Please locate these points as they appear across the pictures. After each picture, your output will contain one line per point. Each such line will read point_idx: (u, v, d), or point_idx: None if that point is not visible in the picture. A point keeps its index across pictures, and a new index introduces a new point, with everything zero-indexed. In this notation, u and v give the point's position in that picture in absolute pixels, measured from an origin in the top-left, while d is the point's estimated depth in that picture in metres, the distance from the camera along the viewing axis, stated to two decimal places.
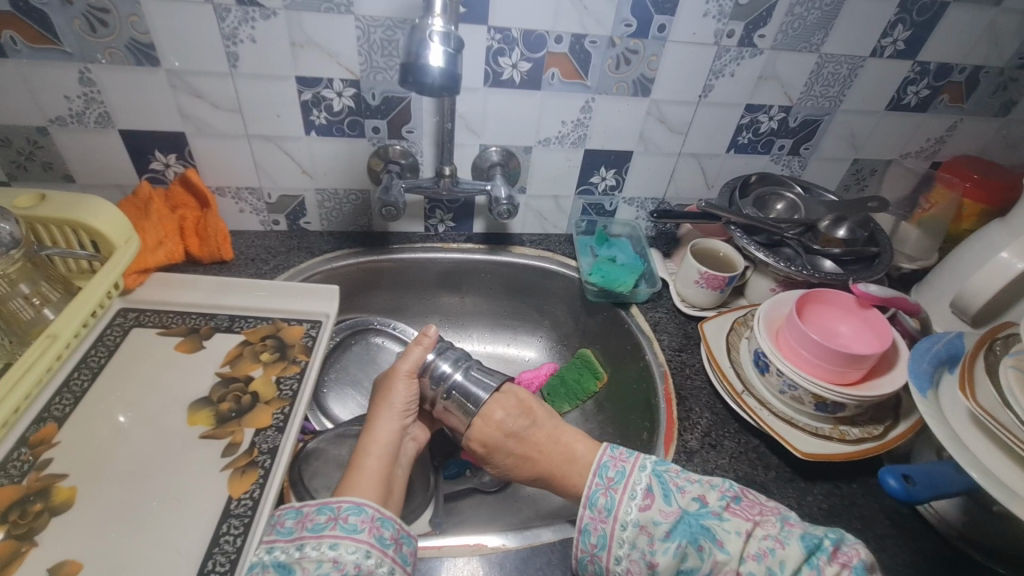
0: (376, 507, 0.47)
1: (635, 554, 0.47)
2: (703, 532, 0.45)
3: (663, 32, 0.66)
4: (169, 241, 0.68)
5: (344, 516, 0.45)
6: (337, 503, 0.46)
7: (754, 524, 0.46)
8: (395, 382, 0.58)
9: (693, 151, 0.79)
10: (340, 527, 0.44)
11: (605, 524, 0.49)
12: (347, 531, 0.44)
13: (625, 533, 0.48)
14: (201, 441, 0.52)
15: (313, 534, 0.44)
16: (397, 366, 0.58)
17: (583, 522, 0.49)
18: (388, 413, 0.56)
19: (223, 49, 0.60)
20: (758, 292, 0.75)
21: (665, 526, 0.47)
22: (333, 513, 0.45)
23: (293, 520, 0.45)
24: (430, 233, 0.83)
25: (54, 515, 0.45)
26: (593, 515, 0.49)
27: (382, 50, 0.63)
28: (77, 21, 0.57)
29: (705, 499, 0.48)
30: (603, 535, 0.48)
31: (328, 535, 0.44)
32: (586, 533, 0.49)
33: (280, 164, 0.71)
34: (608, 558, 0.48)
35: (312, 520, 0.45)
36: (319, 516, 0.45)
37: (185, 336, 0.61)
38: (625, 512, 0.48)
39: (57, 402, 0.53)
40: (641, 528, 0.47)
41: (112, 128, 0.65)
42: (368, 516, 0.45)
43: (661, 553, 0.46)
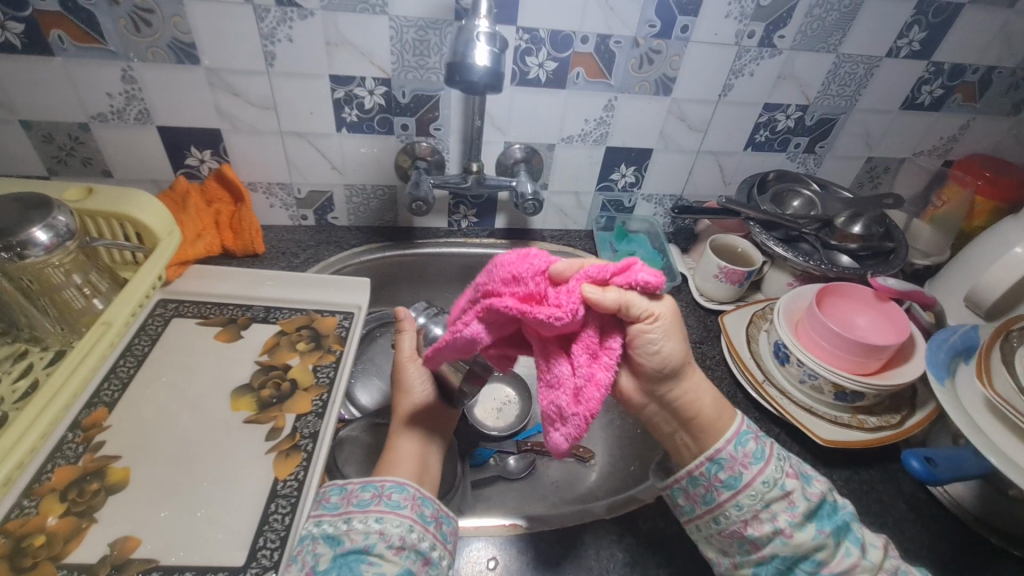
0: (417, 486, 0.48)
1: (764, 513, 0.44)
2: (845, 531, 0.44)
3: (686, 32, 0.68)
4: (207, 234, 0.70)
5: (388, 493, 0.47)
6: (379, 482, 0.48)
7: (884, 541, 0.45)
8: (402, 368, 0.58)
9: (711, 149, 0.80)
10: (384, 504, 0.46)
11: (745, 469, 0.45)
12: (391, 507, 0.46)
13: (766, 490, 0.44)
14: (245, 425, 0.54)
15: (359, 509, 0.45)
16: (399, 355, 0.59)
17: (720, 453, 0.46)
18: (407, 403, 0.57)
19: (261, 49, 0.62)
20: (775, 286, 0.77)
21: (810, 504, 0.44)
22: (377, 491, 0.47)
23: (337, 496, 0.47)
24: (454, 228, 0.85)
25: (110, 494, 0.47)
26: (736, 454, 0.45)
27: (415, 49, 0.65)
28: (123, 20, 0.59)
29: (843, 502, 0.46)
30: (738, 478, 0.45)
31: (373, 510, 0.45)
32: (718, 464, 0.45)
33: (311, 160, 0.73)
34: (730, 498, 0.45)
35: (357, 496, 0.46)
36: (364, 493, 0.47)
37: (223, 326, 0.63)
38: (771, 471, 0.45)
39: (106, 388, 0.55)
40: (784, 494, 0.44)
41: (151, 124, 0.67)
42: (409, 494, 0.47)
43: (800, 529, 0.43)
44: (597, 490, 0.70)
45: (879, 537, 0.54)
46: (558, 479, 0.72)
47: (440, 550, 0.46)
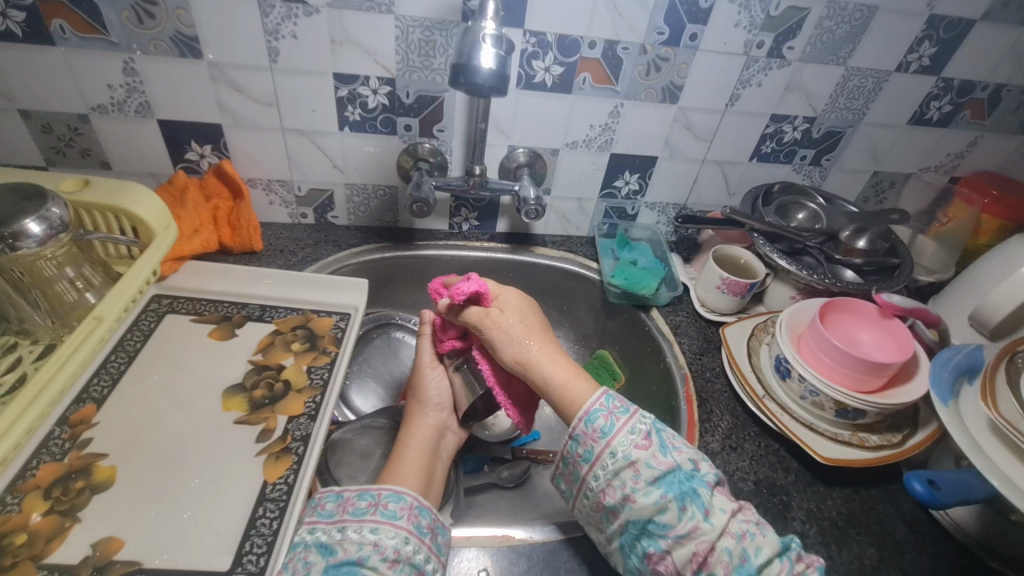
0: (414, 496, 0.47)
1: (616, 482, 0.48)
2: (691, 496, 0.45)
3: (695, 41, 0.67)
4: (204, 230, 0.69)
5: (384, 502, 0.46)
6: (377, 490, 0.47)
7: (737, 506, 0.46)
8: (421, 376, 0.61)
9: (717, 158, 0.80)
10: (380, 513, 0.45)
11: (596, 443, 0.49)
12: (387, 517, 0.45)
13: (613, 461, 0.48)
14: (236, 426, 0.53)
15: (354, 518, 0.45)
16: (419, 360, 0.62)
17: (575, 431, 0.50)
18: (423, 411, 0.59)
19: (265, 44, 0.62)
20: (777, 299, 0.76)
21: (655, 471, 0.46)
22: (373, 500, 0.46)
23: (334, 503, 0.46)
24: (454, 231, 0.84)
25: (95, 493, 0.46)
26: (588, 429, 0.50)
27: (420, 50, 0.64)
28: (126, 12, 0.58)
29: (699, 468, 0.48)
30: (591, 451, 0.49)
31: (368, 520, 0.45)
32: (576, 441, 0.50)
33: (312, 158, 0.72)
34: (589, 470, 0.49)
35: (353, 505, 0.46)
36: (360, 501, 0.46)
37: (217, 323, 0.63)
38: (618, 444, 0.48)
39: (95, 384, 0.54)
40: (630, 464, 0.47)
41: (152, 118, 0.66)
42: (406, 503, 0.46)
43: (642, 494, 0.46)
44: None
45: (878, 559, 0.53)
46: (552, 488, 0.71)
47: (434, 563, 0.45)
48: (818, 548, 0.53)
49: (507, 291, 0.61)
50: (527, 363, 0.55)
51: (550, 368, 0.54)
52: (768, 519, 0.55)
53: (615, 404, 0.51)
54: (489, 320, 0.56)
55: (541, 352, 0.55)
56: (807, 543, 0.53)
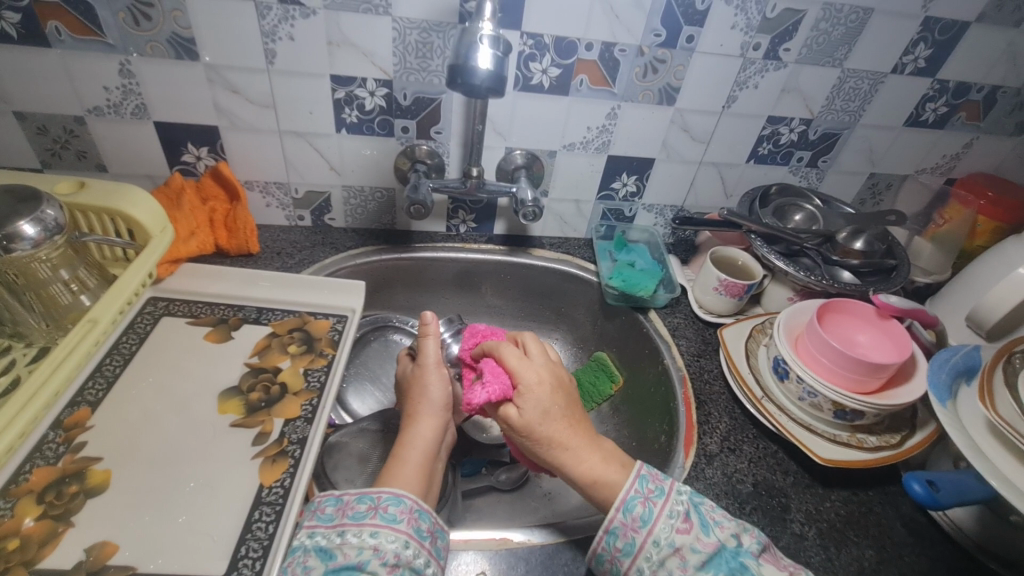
0: (413, 499, 0.47)
1: (662, 573, 0.45)
2: (742, 569, 0.44)
3: (692, 43, 0.67)
4: (200, 232, 0.69)
5: (384, 505, 0.45)
6: (376, 493, 0.46)
7: (789, 574, 0.44)
8: (428, 377, 0.59)
9: (714, 160, 0.80)
10: (380, 517, 0.45)
11: (637, 533, 0.46)
12: (387, 521, 0.44)
13: (657, 550, 0.46)
14: (231, 429, 0.53)
15: (354, 522, 0.44)
16: (425, 360, 0.60)
17: (612, 523, 0.47)
18: (429, 410, 0.57)
19: (262, 46, 0.62)
20: (775, 301, 0.76)
21: (702, 556, 0.45)
22: (373, 503, 0.45)
23: (333, 507, 0.46)
24: (452, 233, 0.84)
25: (89, 497, 0.46)
26: (626, 520, 0.47)
27: (417, 52, 0.64)
28: (122, 14, 0.58)
29: (742, 536, 0.46)
30: (632, 543, 0.47)
31: (368, 523, 0.44)
32: (613, 535, 0.47)
33: (309, 160, 0.72)
34: (631, 564, 0.46)
35: (353, 508, 0.45)
36: (360, 505, 0.45)
37: (213, 326, 0.62)
38: (660, 530, 0.46)
39: (90, 387, 0.54)
40: (675, 551, 0.45)
41: (148, 120, 0.66)
42: (406, 507, 0.46)
43: None
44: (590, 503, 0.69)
45: (877, 561, 0.52)
46: (550, 491, 0.71)
47: (434, 567, 0.45)
48: (817, 550, 0.53)
49: (531, 368, 0.52)
50: (552, 460, 0.51)
51: (575, 463, 0.50)
52: (766, 522, 0.54)
53: (649, 485, 0.49)
54: (515, 426, 0.51)
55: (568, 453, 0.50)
56: (806, 545, 0.53)
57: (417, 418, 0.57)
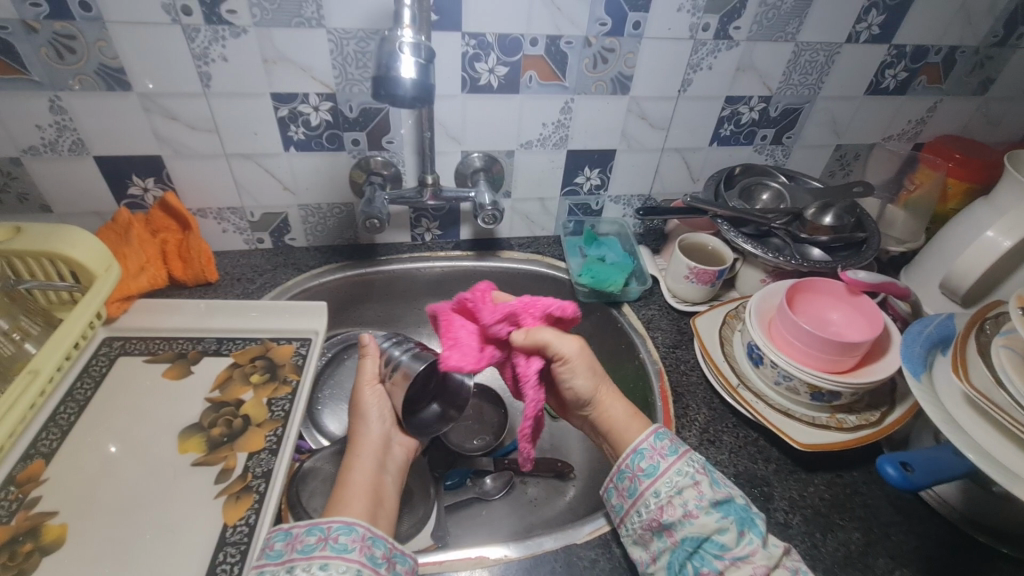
0: (366, 525, 0.45)
1: (677, 500, 0.46)
2: (749, 522, 0.45)
3: (639, 29, 0.65)
4: (151, 267, 0.67)
5: (334, 536, 0.44)
6: (326, 523, 0.45)
7: (788, 546, 0.45)
8: (363, 396, 0.58)
9: (676, 146, 0.78)
10: (330, 548, 0.43)
11: (663, 459, 0.49)
12: (338, 551, 0.43)
13: (679, 478, 0.47)
14: (193, 468, 0.52)
15: (303, 556, 0.42)
16: (359, 380, 0.59)
17: (641, 444, 0.50)
18: (364, 428, 0.56)
19: (195, 70, 0.60)
20: (749, 284, 0.75)
21: (717, 495, 0.46)
22: (322, 534, 0.44)
23: (282, 542, 0.44)
24: (418, 242, 0.82)
25: (45, 555, 0.44)
26: (656, 444, 0.50)
27: (357, 62, 0.62)
28: (44, 48, 0.55)
29: (756, 503, 0.47)
30: (656, 466, 0.48)
31: (318, 556, 0.42)
32: (640, 454, 0.49)
33: (261, 181, 0.70)
34: (650, 485, 0.48)
35: (302, 541, 0.44)
36: (309, 537, 0.44)
37: (172, 362, 0.61)
38: (684, 463, 0.48)
39: (43, 438, 0.52)
40: (693, 483, 0.46)
41: (87, 155, 0.64)
42: (358, 535, 0.44)
43: (704, 513, 0.45)
44: (577, 505, 0.68)
45: (864, 543, 0.52)
46: (537, 496, 0.70)
47: None
48: (802, 538, 0.52)
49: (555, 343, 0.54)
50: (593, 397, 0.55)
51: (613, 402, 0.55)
52: None
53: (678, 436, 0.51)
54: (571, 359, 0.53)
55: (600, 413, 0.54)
56: (791, 534, 0.52)
57: (357, 435, 0.56)
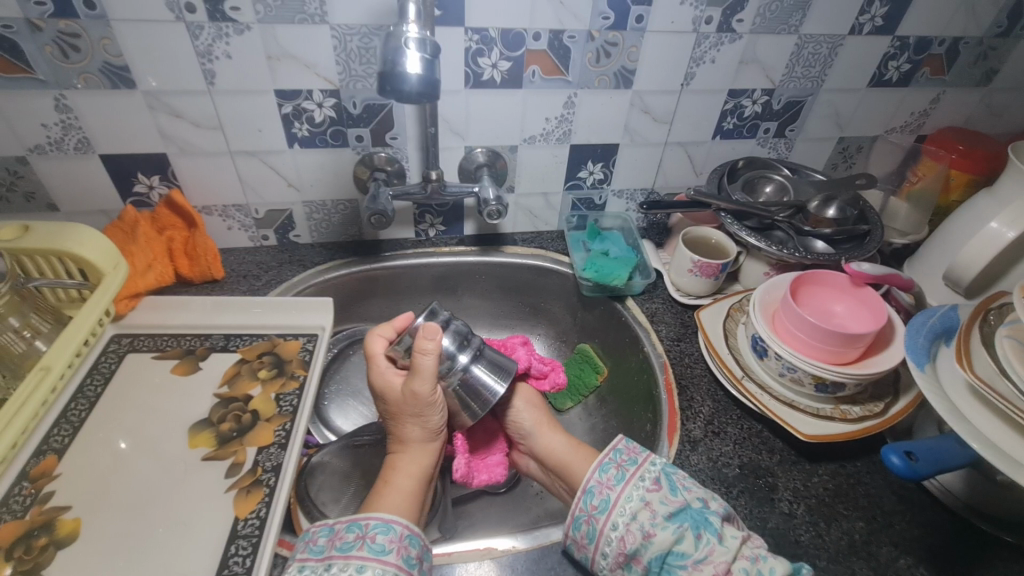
0: (403, 525, 0.46)
1: (634, 523, 0.47)
2: (704, 523, 0.46)
3: (642, 22, 0.65)
4: (158, 264, 0.68)
5: (372, 534, 0.45)
6: (364, 521, 0.46)
7: (747, 534, 0.46)
8: (420, 405, 0.53)
9: (679, 140, 0.79)
10: (368, 547, 0.44)
11: (611, 490, 0.50)
12: (375, 552, 0.44)
13: (630, 504, 0.48)
14: (204, 463, 0.52)
15: (341, 554, 0.43)
16: (417, 389, 0.52)
17: (589, 483, 0.51)
18: (419, 435, 0.55)
19: (200, 67, 0.60)
20: (752, 277, 0.75)
21: (669, 508, 0.47)
22: (361, 531, 0.45)
23: (325, 538, 0.45)
24: (421, 238, 0.83)
25: (59, 549, 0.45)
26: (602, 478, 0.51)
27: (360, 58, 0.62)
28: (49, 47, 0.56)
29: (713, 500, 0.47)
30: (607, 500, 0.49)
31: (355, 555, 0.43)
32: (591, 493, 0.50)
33: (265, 178, 0.71)
34: (606, 520, 0.48)
35: (342, 538, 0.45)
36: (348, 535, 0.45)
37: (181, 358, 0.61)
38: (632, 489, 0.49)
39: (55, 434, 0.53)
40: (644, 504, 0.48)
41: (93, 153, 0.64)
42: (396, 535, 0.45)
43: (661, 529, 0.46)
44: None
45: (867, 533, 0.52)
46: (542, 489, 0.70)
47: None
48: (806, 528, 0.52)
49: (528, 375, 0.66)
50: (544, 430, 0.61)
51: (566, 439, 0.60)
52: (755, 504, 0.54)
53: (624, 456, 0.52)
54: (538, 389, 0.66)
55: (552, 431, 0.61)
56: (796, 524, 0.52)
57: (406, 441, 0.56)
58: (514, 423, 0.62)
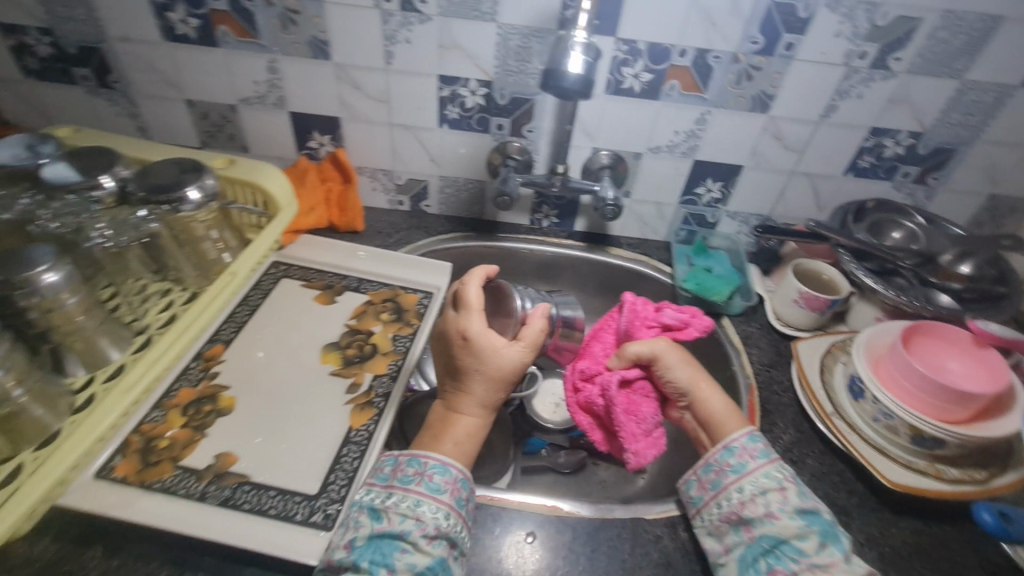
0: (458, 469, 0.49)
1: (761, 499, 0.49)
2: (832, 536, 0.46)
3: (791, 50, 0.66)
4: (318, 209, 0.80)
5: (430, 473, 0.48)
6: (424, 458, 0.49)
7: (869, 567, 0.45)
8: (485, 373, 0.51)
9: (806, 171, 0.78)
10: (425, 485, 0.47)
11: (752, 459, 0.51)
12: (431, 490, 0.47)
13: (765, 480, 0.49)
14: (331, 377, 0.62)
15: (401, 486, 0.48)
16: (492, 358, 0.51)
17: (733, 442, 0.53)
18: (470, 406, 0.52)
19: (383, 48, 0.70)
20: (860, 320, 0.73)
21: (802, 503, 0.48)
22: (420, 469, 0.48)
23: (389, 467, 0.50)
24: (534, 226, 0.89)
25: (219, 416, 0.56)
26: (746, 445, 0.52)
27: (517, 55, 0.69)
28: (274, 19, 0.68)
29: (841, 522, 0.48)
30: (743, 466, 0.51)
31: (414, 490, 0.47)
32: (730, 451, 0.52)
33: (413, 151, 0.80)
34: (734, 482, 0.51)
35: (403, 471, 0.49)
36: (409, 469, 0.49)
37: (322, 290, 0.72)
38: (774, 468, 0.50)
39: (224, 329, 0.65)
40: (780, 488, 0.49)
41: (285, 110, 0.77)
42: (450, 478, 0.48)
43: (787, 516, 0.47)
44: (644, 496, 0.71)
45: None
46: (606, 478, 0.74)
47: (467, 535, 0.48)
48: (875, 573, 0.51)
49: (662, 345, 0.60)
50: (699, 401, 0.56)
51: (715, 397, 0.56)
52: None
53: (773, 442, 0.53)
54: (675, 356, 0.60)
55: (710, 387, 0.57)
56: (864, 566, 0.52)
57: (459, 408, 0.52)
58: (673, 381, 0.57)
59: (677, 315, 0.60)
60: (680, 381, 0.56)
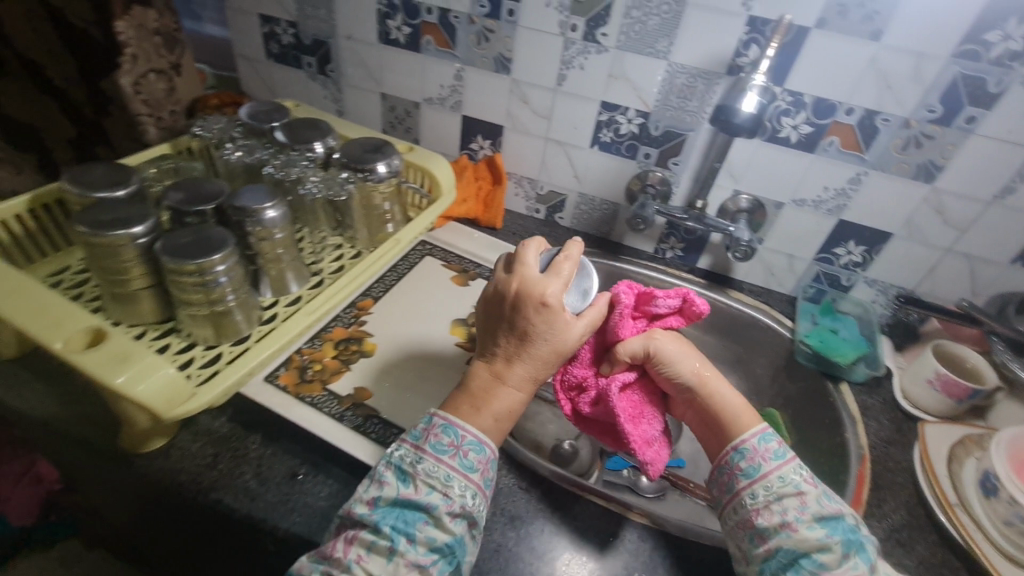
0: (493, 449, 0.47)
1: (776, 507, 0.45)
2: (856, 548, 0.43)
3: (972, 124, 0.64)
4: (468, 202, 0.90)
5: (465, 449, 0.45)
6: (462, 431, 0.46)
7: None
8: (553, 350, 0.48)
9: (966, 251, 0.74)
10: (459, 461, 0.45)
11: (766, 461, 0.47)
12: (464, 467, 0.45)
13: (781, 485, 0.46)
14: (456, 347, 0.69)
15: (433, 454, 0.45)
16: (568, 336, 0.48)
17: (743, 443, 0.49)
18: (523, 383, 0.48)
19: (558, 71, 0.78)
20: (1005, 419, 0.67)
21: (823, 511, 0.45)
22: (456, 441, 0.45)
23: (424, 428, 0.47)
24: (658, 255, 0.92)
25: (362, 357, 0.65)
26: (758, 446, 0.48)
27: (680, 93, 0.74)
28: (472, 35, 0.79)
29: (861, 525, 0.46)
30: (756, 468, 0.47)
31: (446, 462, 0.45)
32: (741, 453, 0.48)
33: (561, 165, 0.87)
34: (747, 486, 0.47)
35: (437, 437, 0.46)
36: (443, 438, 0.46)
37: (459, 272, 0.80)
38: (790, 470, 0.47)
39: (375, 287, 0.75)
40: (797, 493, 0.45)
41: (459, 113, 0.88)
42: (485, 457, 0.46)
43: (807, 526, 0.44)
44: None
45: None
46: None
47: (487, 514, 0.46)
48: None
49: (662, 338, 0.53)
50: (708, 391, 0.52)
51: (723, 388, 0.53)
52: None
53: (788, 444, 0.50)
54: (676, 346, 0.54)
55: (716, 378, 0.53)
56: None
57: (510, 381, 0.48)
58: (674, 376, 0.52)
59: (667, 302, 0.52)
60: (683, 375, 0.52)
